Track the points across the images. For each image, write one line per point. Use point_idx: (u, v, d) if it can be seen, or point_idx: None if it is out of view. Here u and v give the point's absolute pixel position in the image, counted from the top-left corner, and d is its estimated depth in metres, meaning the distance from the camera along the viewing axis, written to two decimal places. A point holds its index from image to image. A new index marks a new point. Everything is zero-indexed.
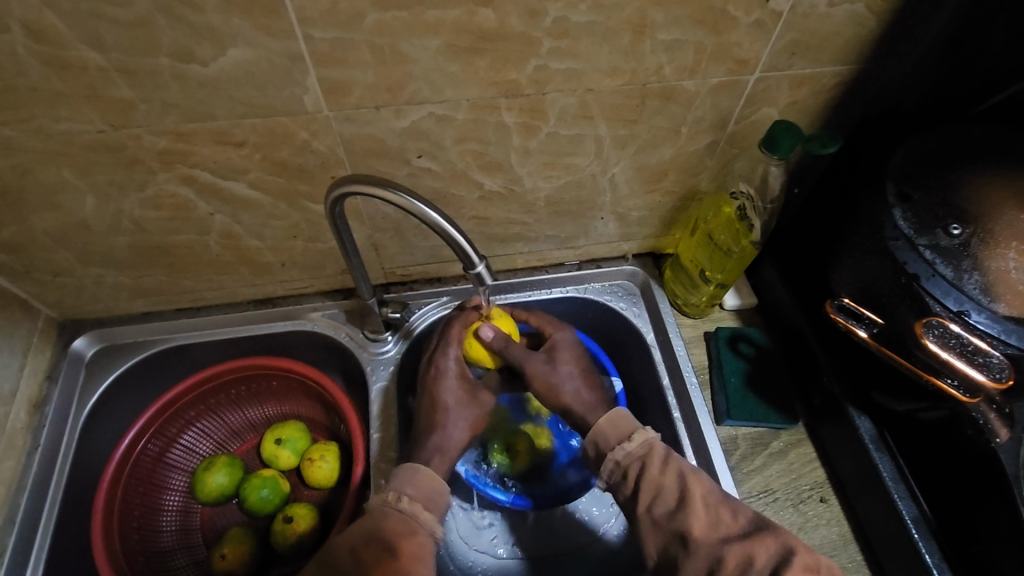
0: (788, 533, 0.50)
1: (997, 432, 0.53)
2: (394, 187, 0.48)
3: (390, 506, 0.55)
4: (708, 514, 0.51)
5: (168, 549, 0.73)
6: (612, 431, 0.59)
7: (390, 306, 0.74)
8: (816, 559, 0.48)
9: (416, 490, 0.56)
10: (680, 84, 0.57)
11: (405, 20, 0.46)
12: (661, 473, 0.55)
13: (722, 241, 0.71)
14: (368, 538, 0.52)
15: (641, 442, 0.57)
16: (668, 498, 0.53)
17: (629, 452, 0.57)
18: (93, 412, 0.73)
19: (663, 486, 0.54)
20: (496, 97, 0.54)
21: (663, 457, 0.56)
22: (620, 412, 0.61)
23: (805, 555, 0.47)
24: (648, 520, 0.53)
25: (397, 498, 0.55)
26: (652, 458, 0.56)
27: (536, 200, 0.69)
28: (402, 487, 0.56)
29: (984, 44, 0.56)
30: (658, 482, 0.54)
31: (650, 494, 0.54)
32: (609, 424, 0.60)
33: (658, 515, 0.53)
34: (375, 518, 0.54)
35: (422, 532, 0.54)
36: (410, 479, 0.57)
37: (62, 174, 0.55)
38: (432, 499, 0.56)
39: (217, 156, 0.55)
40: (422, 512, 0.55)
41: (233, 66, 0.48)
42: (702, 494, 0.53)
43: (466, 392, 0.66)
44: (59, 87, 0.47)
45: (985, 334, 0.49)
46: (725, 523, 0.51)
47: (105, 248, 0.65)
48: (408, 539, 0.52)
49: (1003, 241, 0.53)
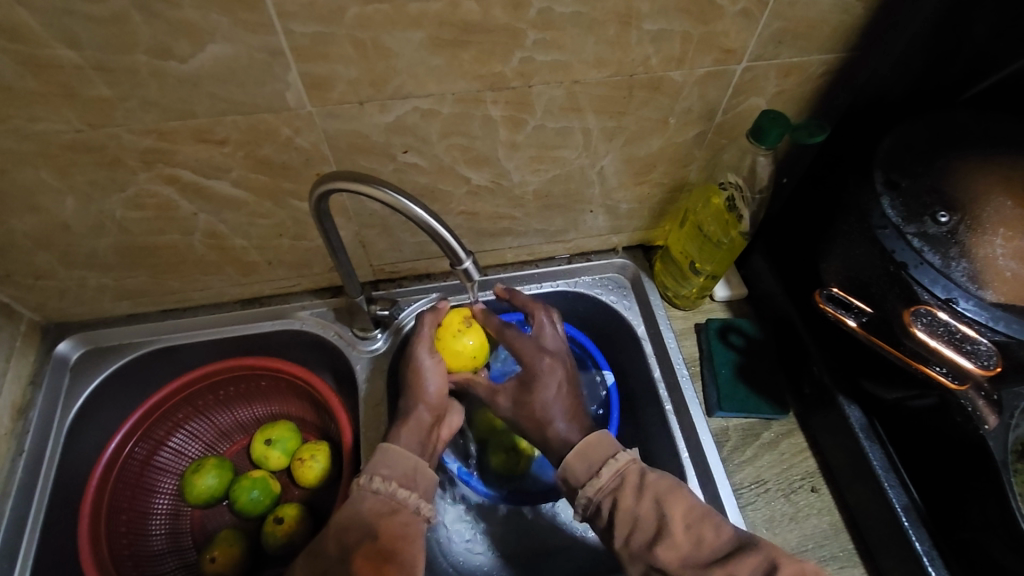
0: (772, 546, 0.49)
1: (986, 419, 0.53)
2: (378, 184, 0.47)
3: (366, 489, 0.55)
4: (689, 536, 0.51)
5: (159, 553, 0.73)
6: (582, 465, 0.58)
7: (379, 305, 0.73)
8: (801, 564, 0.47)
9: (391, 470, 0.57)
10: (667, 75, 0.56)
11: (388, 13, 0.46)
12: (635, 503, 0.54)
13: (711, 231, 0.71)
14: (352, 525, 0.52)
15: (611, 474, 0.57)
16: (646, 528, 0.53)
17: (601, 487, 0.56)
18: (78, 416, 0.72)
19: (639, 516, 0.53)
20: (481, 90, 0.54)
21: (636, 486, 0.55)
22: (603, 436, 0.60)
23: (788, 564, 0.46)
24: (627, 553, 0.53)
25: (371, 479, 0.56)
26: (624, 489, 0.55)
27: (525, 194, 0.68)
28: (377, 467, 0.57)
29: (970, 31, 0.56)
30: (633, 513, 0.53)
31: (627, 525, 0.53)
32: (578, 457, 0.58)
33: (635, 547, 0.53)
34: (351, 503, 0.55)
35: (404, 510, 0.55)
36: (384, 460, 0.57)
37: (39, 175, 0.54)
38: (411, 478, 0.57)
39: (199, 154, 0.54)
40: (400, 492, 0.56)
41: (212, 62, 0.47)
42: (681, 515, 0.52)
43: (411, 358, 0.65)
44: (31, 86, 0.46)
45: (973, 322, 0.49)
46: (708, 542, 0.50)
47: (87, 250, 0.63)
48: (390, 520, 0.54)
49: (991, 227, 0.53)
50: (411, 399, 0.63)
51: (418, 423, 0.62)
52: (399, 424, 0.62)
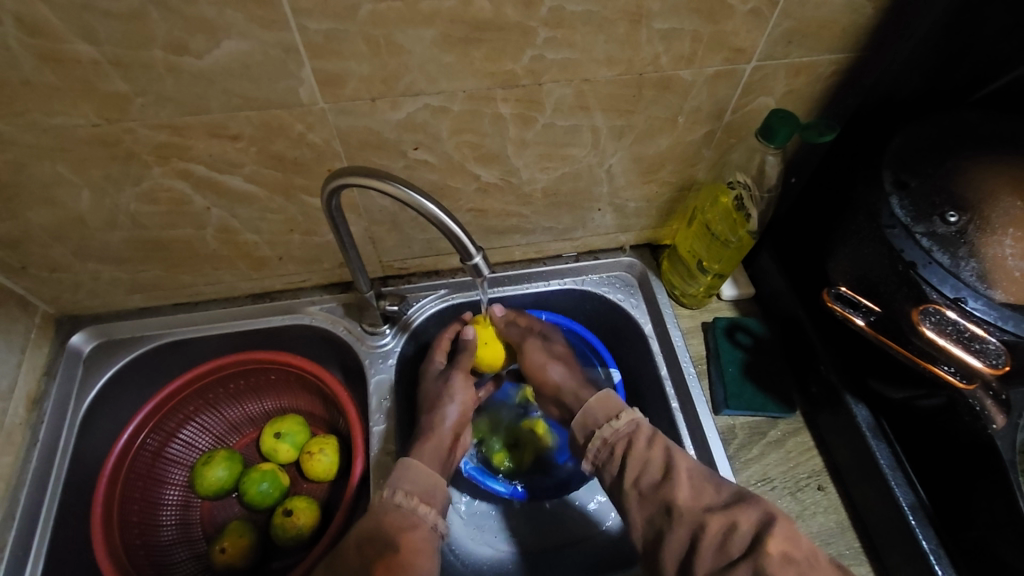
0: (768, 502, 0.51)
1: (994, 418, 0.53)
2: (389, 179, 0.48)
3: (389, 503, 0.56)
4: (693, 485, 0.53)
5: (169, 543, 0.74)
6: (601, 412, 0.62)
7: (387, 300, 0.75)
8: (795, 527, 0.49)
9: (413, 485, 0.58)
10: (677, 74, 0.57)
11: (400, 11, 0.46)
12: (648, 449, 0.57)
13: (720, 231, 0.71)
14: (371, 534, 0.53)
15: (629, 421, 0.60)
16: (655, 471, 0.55)
17: (617, 430, 0.60)
18: (91, 406, 0.73)
19: (650, 460, 0.56)
20: (492, 88, 0.54)
21: (648, 434, 0.58)
22: (610, 394, 0.64)
23: (784, 522, 0.48)
24: (635, 494, 0.55)
25: (393, 493, 0.57)
26: (639, 436, 0.58)
27: (533, 191, 0.69)
28: (398, 482, 0.58)
29: (979, 30, 0.56)
30: (645, 457, 0.56)
31: (638, 467, 0.56)
32: (597, 404, 0.63)
33: (644, 487, 0.55)
34: (375, 514, 0.55)
35: (423, 525, 0.55)
36: (405, 475, 0.58)
37: (56, 169, 0.54)
38: (430, 492, 0.58)
39: (212, 150, 0.55)
40: (421, 506, 0.56)
41: (227, 58, 0.47)
42: (686, 469, 0.54)
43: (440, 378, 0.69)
44: (51, 80, 0.47)
45: (982, 321, 0.49)
46: (708, 495, 0.52)
47: (102, 243, 0.64)
48: (409, 533, 0.54)
49: (1000, 227, 0.53)
50: (434, 419, 0.65)
51: (438, 440, 0.64)
52: (421, 439, 0.64)
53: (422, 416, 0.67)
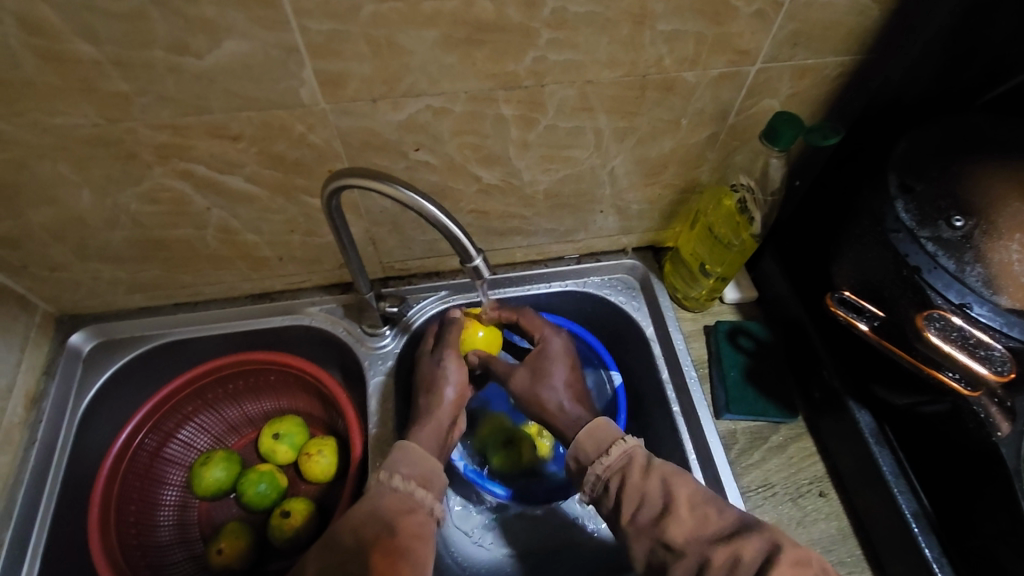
0: (775, 530, 0.48)
1: (999, 426, 0.52)
2: (390, 180, 0.47)
3: (386, 486, 0.56)
4: (694, 516, 0.51)
5: (166, 544, 0.74)
6: (592, 443, 0.59)
7: (387, 301, 0.75)
8: (805, 552, 0.47)
9: (410, 469, 0.57)
10: (680, 76, 0.56)
11: (402, 11, 0.46)
12: (643, 479, 0.54)
13: (722, 233, 0.71)
14: (370, 516, 0.53)
15: (621, 453, 0.57)
16: (652, 504, 0.53)
17: (609, 464, 0.57)
18: (90, 406, 0.73)
19: (646, 494, 0.53)
20: (494, 89, 0.54)
21: (643, 465, 0.56)
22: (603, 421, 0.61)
23: (794, 550, 0.47)
24: (633, 528, 0.53)
25: (390, 476, 0.57)
26: (632, 468, 0.56)
27: (535, 193, 0.68)
28: (395, 466, 0.57)
29: (987, 33, 0.55)
30: (640, 490, 0.54)
31: (634, 502, 0.54)
32: (588, 436, 0.59)
33: (642, 521, 0.52)
34: (371, 496, 0.55)
35: (420, 509, 0.55)
36: (403, 458, 0.58)
37: (58, 169, 0.54)
38: (426, 478, 0.58)
39: (213, 150, 0.55)
40: (418, 491, 0.56)
41: (228, 58, 0.47)
42: (686, 496, 0.52)
43: (435, 358, 0.68)
44: (52, 80, 0.47)
45: (987, 327, 0.49)
46: (713, 521, 0.50)
47: (102, 242, 0.64)
48: (408, 516, 0.54)
49: (1007, 232, 0.53)
50: (433, 403, 0.64)
51: (437, 423, 0.63)
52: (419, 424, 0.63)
53: (420, 396, 0.66)
